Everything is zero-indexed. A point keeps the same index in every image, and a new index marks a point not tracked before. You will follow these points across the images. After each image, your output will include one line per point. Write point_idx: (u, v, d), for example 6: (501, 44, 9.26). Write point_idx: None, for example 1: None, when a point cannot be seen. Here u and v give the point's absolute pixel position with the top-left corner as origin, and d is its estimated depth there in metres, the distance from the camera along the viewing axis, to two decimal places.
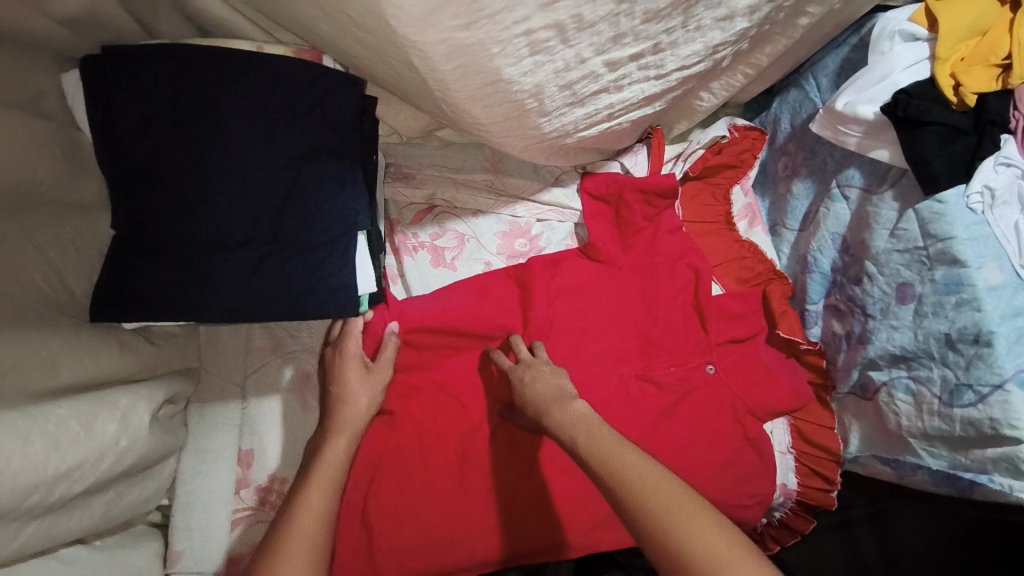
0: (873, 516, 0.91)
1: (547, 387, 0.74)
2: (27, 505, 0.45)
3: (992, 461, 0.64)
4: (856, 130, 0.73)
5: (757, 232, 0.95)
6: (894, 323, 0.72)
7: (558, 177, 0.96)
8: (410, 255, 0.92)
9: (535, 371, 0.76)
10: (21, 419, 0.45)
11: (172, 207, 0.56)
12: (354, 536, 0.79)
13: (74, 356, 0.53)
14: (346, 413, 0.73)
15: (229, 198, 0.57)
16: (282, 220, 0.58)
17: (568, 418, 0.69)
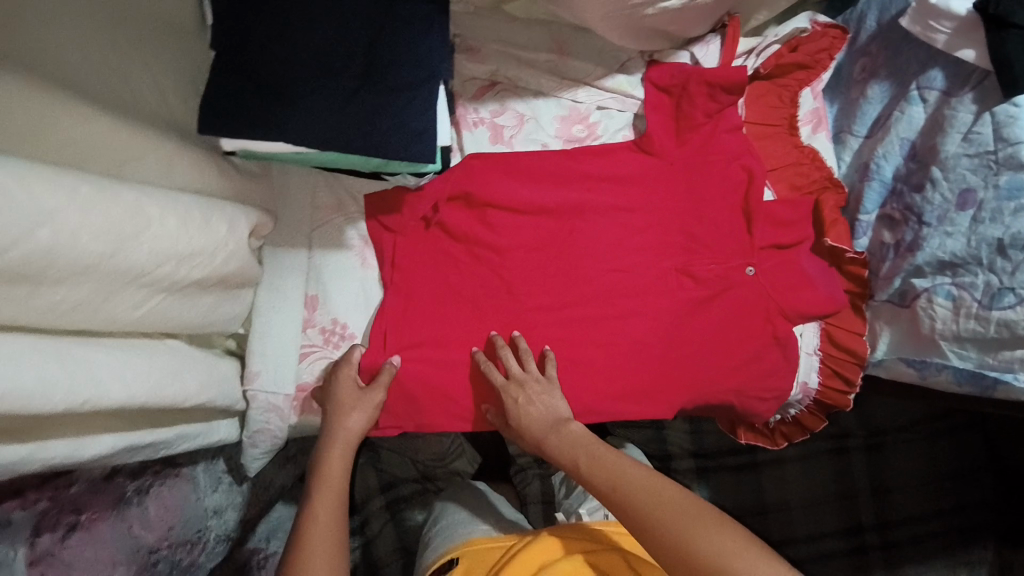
0: (867, 447, 1.30)
1: (540, 420, 0.85)
2: (161, 272, 0.53)
3: (1020, 360, 0.69)
4: (947, 26, 0.70)
5: (820, 138, 0.94)
6: (949, 229, 0.72)
7: (624, 63, 0.94)
8: (470, 130, 0.92)
9: (524, 398, 0.84)
10: (164, 195, 0.52)
11: (274, 31, 0.60)
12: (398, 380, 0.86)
13: (188, 164, 0.61)
14: (348, 425, 0.82)
15: (327, 29, 0.61)
16: (374, 56, 0.61)
17: (565, 444, 0.83)
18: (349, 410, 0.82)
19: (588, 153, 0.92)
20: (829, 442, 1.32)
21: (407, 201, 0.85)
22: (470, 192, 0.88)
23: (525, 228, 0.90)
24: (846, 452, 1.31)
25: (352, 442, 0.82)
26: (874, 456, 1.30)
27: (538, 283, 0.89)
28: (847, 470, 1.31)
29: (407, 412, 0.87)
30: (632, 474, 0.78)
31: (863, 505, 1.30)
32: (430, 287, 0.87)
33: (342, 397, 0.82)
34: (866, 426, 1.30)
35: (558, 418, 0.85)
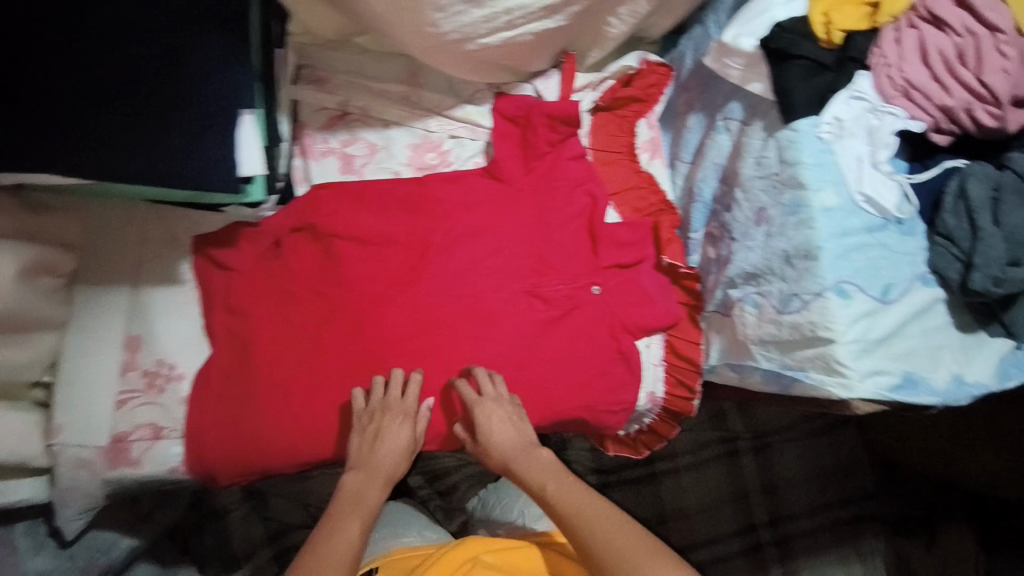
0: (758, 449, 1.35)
1: (513, 442, 0.91)
2: None
3: (812, 360, 0.73)
4: (738, 62, 0.77)
5: (656, 164, 1.02)
6: (750, 243, 0.81)
7: (472, 95, 0.96)
8: (317, 160, 0.92)
9: (487, 415, 0.89)
10: None
11: (56, 53, 0.55)
12: (228, 421, 0.83)
13: None
14: (386, 451, 0.87)
15: (117, 56, 0.57)
16: (164, 81, 0.59)
17: (535, 465, 0.91)
18: (388, 437, 0.87)
19: (440, 179, 0.95)
20: (720, 447, 1.35)
21: (246, 234, 0.84)
22: (315, 223, 0.88)
23: (374, 260, 0.91)
24: (736, 456, 1.35)
25: (387, 475, 0.87)
26: (763, 456, 1.34)
27: (388, 313, 0.91)
28: (740, 475, 1.34)
29: (240, 456, 0.83)
30: (579, 498, 0.87)
31: (755, 504, 1.33)
32: (266, 320, 0.85)
33: (383, 428, 0.86)
34: (752, 430, 1.34)
35: (525, 441, 0.92)
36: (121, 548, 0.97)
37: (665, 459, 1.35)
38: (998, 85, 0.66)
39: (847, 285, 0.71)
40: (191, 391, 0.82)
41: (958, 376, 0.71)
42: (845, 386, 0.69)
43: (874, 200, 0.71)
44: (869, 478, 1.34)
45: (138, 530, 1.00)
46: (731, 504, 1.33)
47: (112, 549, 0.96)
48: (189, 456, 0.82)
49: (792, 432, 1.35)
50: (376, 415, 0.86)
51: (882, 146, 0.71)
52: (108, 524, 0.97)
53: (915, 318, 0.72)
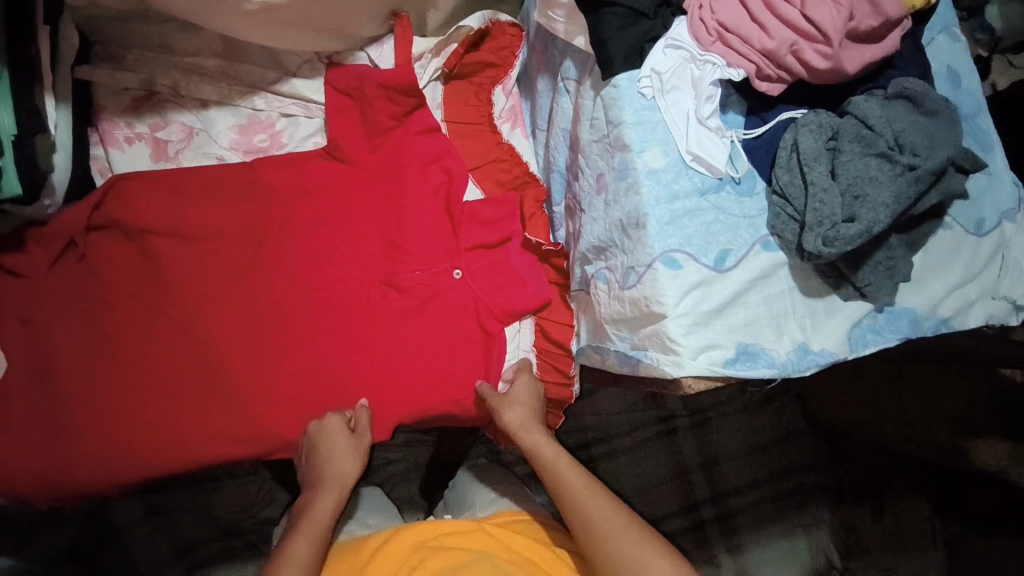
0: (696, 426, 1.20)
1: (525, 420, 0.82)
2: None
3: (648, 338, 0.66)
4: (560, 15, 0.70)
5: (517, 135, 0.93)
6: (593, 214, 0.74)
7: (300, 67, 0.87)
8: (120, 147, 0.82)
9: (521, 393, 0.84)
10: None
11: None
12: (26, 446, 0.74)
13: None
14: (339, 467, 0.77)
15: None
16: None
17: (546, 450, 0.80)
18: (343, 453, 0.78)
19: (271, 163, 0.86)
20: (657, 426, 1.19)
21: (32, 236, 0.76)
22: (121, 219, 0.78)
23: (194, 256, 0.81)
24: (675, 434, 1.19)
25: (337, 486, 0.78)
26: (700, 433, 1.19)
27: (212, 312, 0.81)
28: (681, 454, 1.18)
29: (47, 483, 0.74)
30: (577, 480, 0.77)
31: (696, 484, 1.17)
32: (60, 330, 0.76)
33: (336, 442, 0.78)
34: (689, 405, 1.20)
35: (538, 417, 0.83)
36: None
37: (598, 441, 1.17)
38: (823, 19, 0.60)
39: (676, 254, 0.64)
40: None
41: (803, 345, 0.66)
42: (677, 363, 0.63)
43: (701, 159, 0.65)
44: (809, 446, 1.20)
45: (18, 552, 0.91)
46: (670, 487, 1.17)
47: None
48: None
49: (730, 404, 1.22)
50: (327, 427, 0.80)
51: (706, 99, 0.64)
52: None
53: (755, 285, 0.66)
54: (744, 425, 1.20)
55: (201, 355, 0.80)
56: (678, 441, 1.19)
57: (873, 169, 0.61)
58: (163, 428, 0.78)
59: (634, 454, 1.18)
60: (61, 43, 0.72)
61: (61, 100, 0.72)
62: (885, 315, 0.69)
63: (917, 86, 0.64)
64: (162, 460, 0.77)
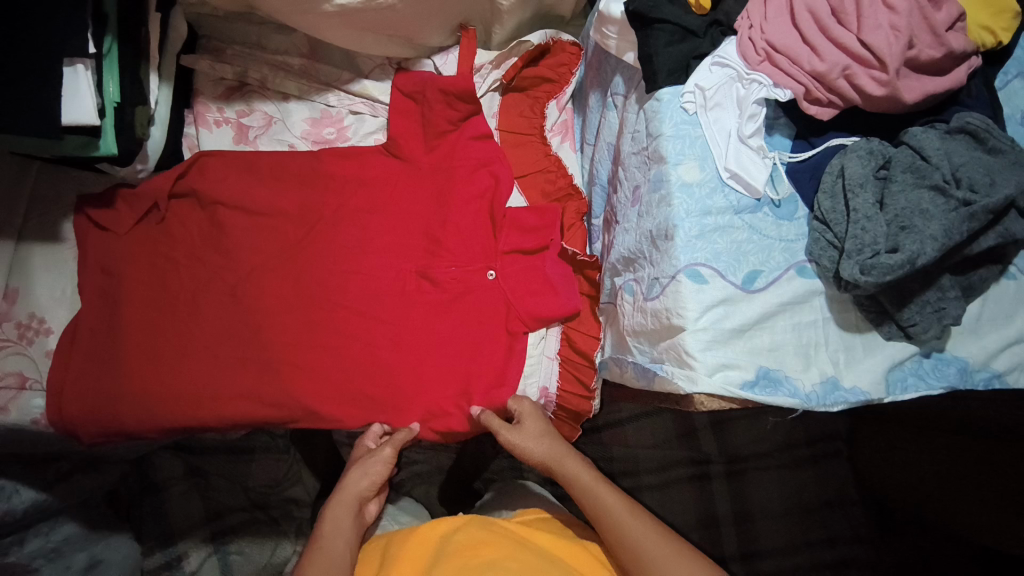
0: (732, 474, 1.14)
1: (546, 450, 0.82)
2: None
3: (666, 351, 0.64)
4: (613, 32, 0.72)
5: (565, 147, 0.98)
6: (626, 226, 0.74)
7: (372, 70, 0.95)
8: (208, 128, 0.92)
9: (529, 429, 0.83)
10: None
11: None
12: (88, 379, 0.82)
13: None
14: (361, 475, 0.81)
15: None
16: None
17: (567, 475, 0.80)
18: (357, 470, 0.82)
19: (334, 154, 0.93)
20: (690, 468, 1.14)
21: (123, 197, 0.85)
22: (199, 189, 0.88)
23: (259, 230, 0.89)
24: (708, 480, 1.14)
25: (353, 503, 0.80)
26: (735, 483, 1.14)
27: (265, 283, 0.88)
28: (711, 501, 1.13)
29: (95, 415, 0.81)
30: (610, 499, 0.75)
31: (726, 536, 1.12)
32: (130, 281, 0.85)
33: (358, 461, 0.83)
34: (725, 452, 1.14)
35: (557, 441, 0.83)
36: (23, 498, 0.92)
37: (626, 474, 1.13)
38: (879, 43, 0.58)
39: (701, 268, 0.63)
40: (57, 348, 0.83)
41: (832, 380, 0.62)
42: (691, 378, 0.61)
43: (740, 177, 0.64)
44: (858, 516, 1.14)
45: (53, 488, 0.96)
46: (698, 536, 1.12)
47: (11, 497, 0.90)
48: (51, 408, 0.81)
49: (771, 457, 1.15)
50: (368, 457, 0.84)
51: (748, 118, 0.63)
52: (8, 476, 0.91)
53: (784, 311, 0.63)
54: (782, 481, 1.14)
55: (248, 321, 0.86)
56: (710, 488, 1.14)
57: (925, 201, 0.58)
58: (202, 383, 0.84)
59: (662, 493, 1.13)
60: (169, 32, 0.83)
61: (163, 81, 0.83)
62: (931, 360, 0.64)
63: (981, 121, 0.61)
64: (198, 412, 0.83)
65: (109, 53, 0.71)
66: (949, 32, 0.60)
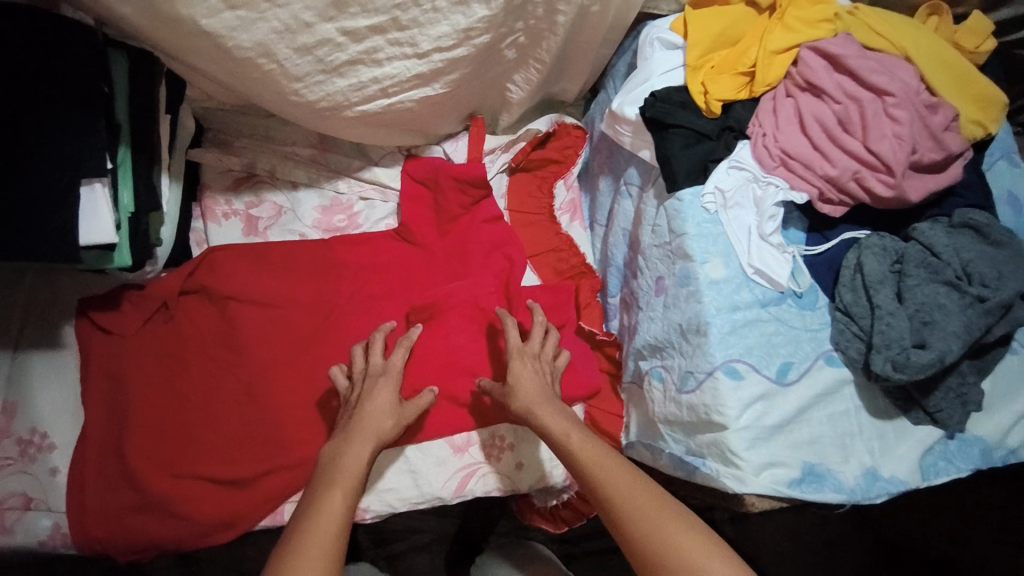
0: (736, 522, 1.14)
1: (532, 390, 0.74)
2: None
3: (708, 447, 0.65)
4: (627, 130, 0.75)
5: (575, 227, 0.99)
6: (651, 314, 0.75)
7: (382, 158, 0.96)
8: (218, 222, 0.91)
9: (518, 363, 0.76)
10: None
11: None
12: (99, 494, 0.77)
13: None
14: (378, 413, 0.71)
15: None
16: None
17: (552, 421, 0.70)
18: (378, 405, 0.72)
19: (346, 242, 0.93)
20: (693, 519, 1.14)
21: (129, 298, 0.82)
22: (209, 286, 0.85)
23: (272, 324, 0.87)
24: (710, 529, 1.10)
25: (374, 441, 0.69)
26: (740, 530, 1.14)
27: (280, 380, 0.85)
28: None
29: (113, 533, 0.77)
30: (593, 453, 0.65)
31: None
32: (142, 382, 0.81)
33: (376, 394, 0.73)
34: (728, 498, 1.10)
35: (548, 390, 0.75)
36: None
37: None
38: (885, 151, 0.62)
39: (737, 364, 0.64)
40: (68, 465, 0.77)
41: (871, 470, 0.63)
42: (739, 478, 0.62)
43: (764, 273, 0.66)
44: None
45: None
46: None
47: None
48: (63, 530, 0.76)
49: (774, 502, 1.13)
50: (374, 372, 0.76)
51: (768, 218, 0.66)
52: None
53: (818, 402, 0.64)
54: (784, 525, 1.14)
55: (268, 417, 0.83)
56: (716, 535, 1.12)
57: (941, 296, 0.61)
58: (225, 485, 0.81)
59: None
60: (178, 131, 0.83)
61: (174, 178, 0.81)
62: (955, 442, 0.67)
63: (982, 217, 0.65)
64: (225, 517, 0.80)
65: (122, 163, 0.70)
66: (945, 134, 0.65)
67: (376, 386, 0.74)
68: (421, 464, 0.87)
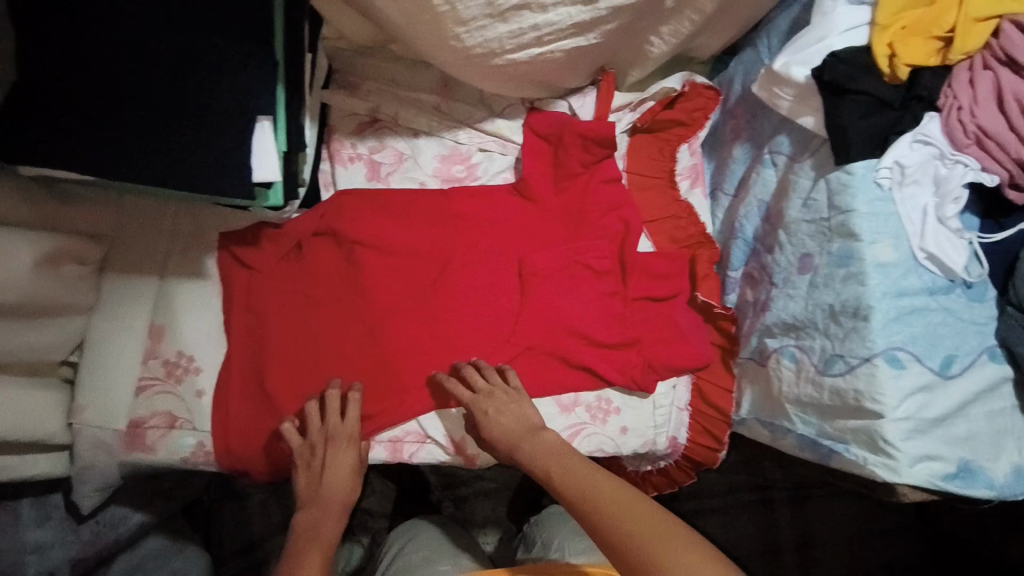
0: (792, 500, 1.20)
1: (514, 429, 0.81)
2: None
3: (852, 432, 0.67)
4: (788, 93, 0.70)
5: (696, 194, 0.95)
6: (791, 292, 0.74)
7: (504, 109, 0.94)
8: (344, 166, 0.92)
9: (499, 405, 0.82)
10: None
11: (81, 40, 0.55)
12: (250, 415, 0.84)
13: None
14: (340, 480, 0.80)
15: (115, 52, 0.56)
16: (174, 90, 0.59)
17: (539, 449, 0.79)
18: (331, 467, 0.80)
19: (464, 194, 0.92)
20: (753, 493, 1.20)
21: (268, 235, 0.85)
22: (338, 229, 0.87)
23: (393, 270, 0.90)
24: (770, 504, 1.19)
25: (338, 506, 0.80)
26: (797, 509, 1.19)
27: (403, 324, 0.88)
28: (774, 524, 1.19)
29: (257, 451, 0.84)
30: (585, 483, 0.73)
31: (786, 561, 1.18)
32: (284, 314, 0.86)
33: (337, 462, 0.81)
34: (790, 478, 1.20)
35: (533, 423, 0.82)
36: (131, 524, 0.95)
37: (690, 497, 1.19)
38: None
39: (899, 352, 0.64)
40: (214, 389, 0.83)
41: (1020, 469, 0.64)
42: (892, 468, 0.64)
43: (936, 258, 0.65)
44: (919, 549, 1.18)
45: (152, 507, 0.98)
46: (760, 558, 1.18)
47: (122, 524, 0.94)
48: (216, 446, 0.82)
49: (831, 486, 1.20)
50: (331, 438, 0.81)
51: (951, 200, 0.64)
52: (125, 498, 0.95)
53: (977, 398, 0.65)
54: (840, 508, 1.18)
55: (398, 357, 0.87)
56: (772, 512, 1.19)
57: None
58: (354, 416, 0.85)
59: (730, 519, 1.19)
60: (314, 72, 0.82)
61: (312, 118, 0.82)
62: None
63: None
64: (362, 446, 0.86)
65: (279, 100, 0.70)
66: None
67: (336, 447, 0.81)
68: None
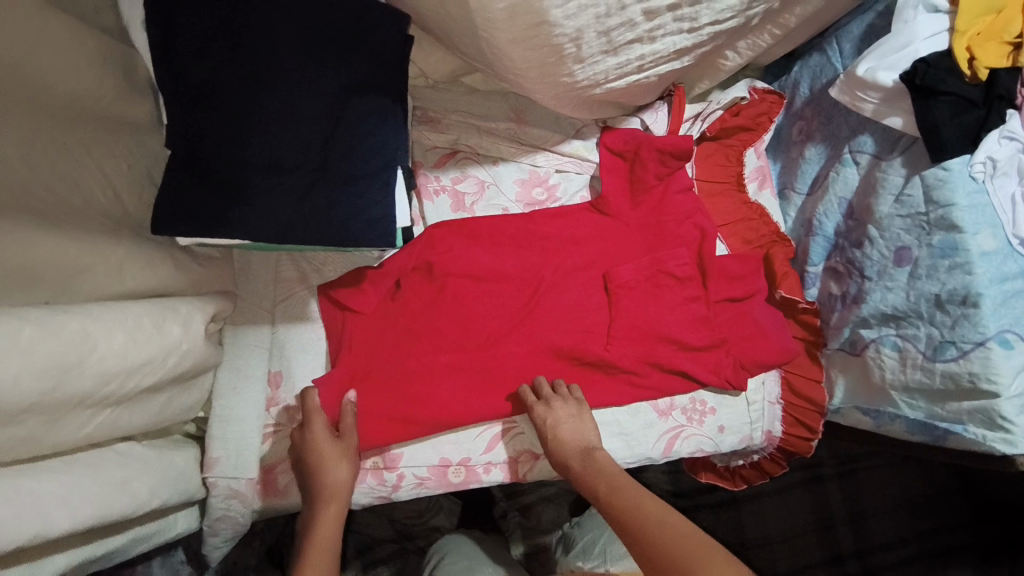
0: (841, 474, 1.20)
1: (571, 446, 0.83)
2: (106, 391, 0.53)
3: (968, 413, 0.72)
4: (873, 96, 0.76)
5: (765, 195, 0.99)
6: (888, 284, 0.78)
7: (579, 130, 0.98)
8: (431, 199, 0.95)
9: (561, 416, 0.84)
10: (105, 312, 0.53)
11: (255, 119, 0.60)
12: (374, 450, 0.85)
13: (136, 267, 0.60)
14: (330, 460, 0.79)
15: (283, 121, 0.61)
16: (330, 148, 0.62)
17: (591, 470, 0.80)
18: (324, 453, 0.79)
19: (547, 215, 0.95)
20: (802, 472, 1.21)
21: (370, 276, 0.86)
22: (435, 261, 0.90)
23: (489, 295, 0.92)
24: (820, 482, 1.20)
25: (342, 494, 0.79)
26: (848, 482, 1.19)
27: (509, 346, 0.91)
28: (825, 500, 1.19)
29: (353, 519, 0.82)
30: (644, 499, 0.75)
31: (842, 535, 1.16)
32: (392, 348, 0.88)
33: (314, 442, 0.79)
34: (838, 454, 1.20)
35: (589, 441, 0.84)
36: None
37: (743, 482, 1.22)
38: None
39: (1009, 334, 0.68)
40: None
41: None
42: (1011, 442, 0.68)
43: None
44: None
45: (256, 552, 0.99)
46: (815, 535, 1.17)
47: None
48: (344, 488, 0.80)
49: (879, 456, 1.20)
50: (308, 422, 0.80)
51: None
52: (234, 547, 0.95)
53: None
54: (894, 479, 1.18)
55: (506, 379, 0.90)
56: (824, 489, 1.19)
57: None
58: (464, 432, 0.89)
59: (784, 496, 1.20)
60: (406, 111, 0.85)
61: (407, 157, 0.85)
62: None
63: None
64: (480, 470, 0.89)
65: None
66: None
67: (314, 434, 0.79)
68: (630, 425, 0.92)
